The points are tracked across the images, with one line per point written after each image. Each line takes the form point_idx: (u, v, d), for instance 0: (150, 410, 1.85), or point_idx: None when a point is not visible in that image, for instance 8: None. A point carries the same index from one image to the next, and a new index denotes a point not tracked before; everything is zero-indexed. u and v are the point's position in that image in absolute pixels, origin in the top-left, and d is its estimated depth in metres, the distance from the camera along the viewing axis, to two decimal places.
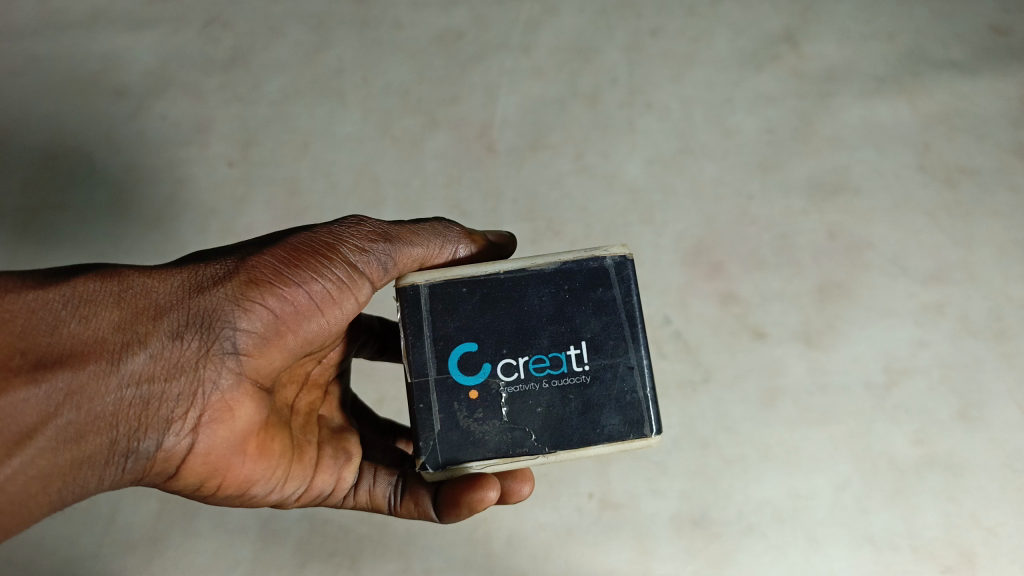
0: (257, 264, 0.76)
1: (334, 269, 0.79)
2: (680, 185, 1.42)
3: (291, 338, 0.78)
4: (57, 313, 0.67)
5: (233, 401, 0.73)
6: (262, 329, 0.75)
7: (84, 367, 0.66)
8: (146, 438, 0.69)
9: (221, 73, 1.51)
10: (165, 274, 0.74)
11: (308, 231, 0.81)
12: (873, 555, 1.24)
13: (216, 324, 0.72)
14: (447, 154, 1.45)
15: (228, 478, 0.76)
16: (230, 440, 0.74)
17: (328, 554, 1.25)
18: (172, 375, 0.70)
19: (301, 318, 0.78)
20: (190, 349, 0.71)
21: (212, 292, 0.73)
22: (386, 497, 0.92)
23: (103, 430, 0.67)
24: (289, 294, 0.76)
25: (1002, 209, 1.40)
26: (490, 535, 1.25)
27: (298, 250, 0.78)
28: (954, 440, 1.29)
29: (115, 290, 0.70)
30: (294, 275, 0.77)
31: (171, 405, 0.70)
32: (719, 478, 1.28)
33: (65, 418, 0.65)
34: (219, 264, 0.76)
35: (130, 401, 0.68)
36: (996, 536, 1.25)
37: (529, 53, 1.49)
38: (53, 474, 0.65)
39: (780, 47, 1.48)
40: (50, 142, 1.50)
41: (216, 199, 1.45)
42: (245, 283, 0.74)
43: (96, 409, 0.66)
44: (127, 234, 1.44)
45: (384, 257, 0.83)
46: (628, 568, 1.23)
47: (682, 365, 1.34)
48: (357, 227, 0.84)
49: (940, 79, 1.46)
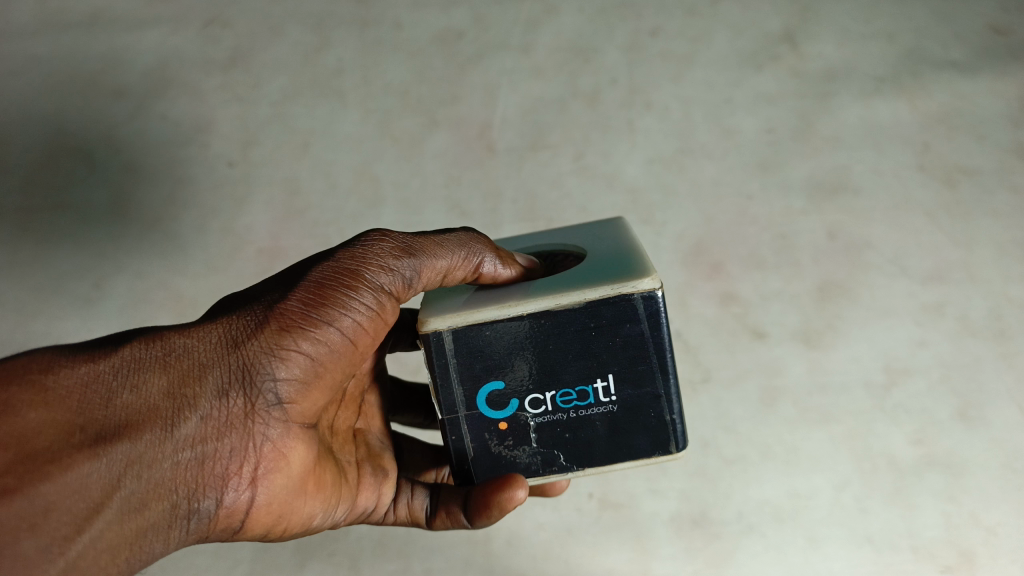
0: (286, 309, 0.71)
1: (362, 301, 0.74)
2: (679, 185, 1.43)
3: (332, 377, 0.75)
4: (109, 385, 0.65)
5: (284, 448, 0.72)
6: (302, 374, 0.72)
7: (141, 436, 0.64)
8: (205, 498, 0.68)
9: (221, 73, 1.51)
10: (201, 329, 0.71)
11: (331, 260, 0.75)
12: (872, 555, 1.25)
13: (259, 376, 0.69)
14: (447, 154, 1.45)
15: (289, 520, 0.76)
16: (288, 484, 0.74)
17: (328, 554, 1.25)
18: (222, 433, 0.68)
19: (340, 357, 0.75)
20: (238, 405, 0.69)
21: (248, 343, 0.70)
22: (424, 511, 0.92)
23: (164, 496, 0.66)
24: (323, 336, 0.72)
25: (1001, 209, 1.40)
26: (490, 534, 1.25)
27: (323, 286, 0.73)
28: (954, 440, 1.29)
29: (157, 354, 0.68)
30: (325, 316, 0.72)
31: (227, 461, 0.69)
32: (719, 478, 1.28)
33: (128, 489, 0.63)
34: (250, 312, 0.72)
35: (186, 465, 0.66)
36: (995, 536, 1.25)
37: (529, 53, 1.49)
38: (122, 545, 0.64)
39: (780, 47, 1.48)
40: (50, 142, 1.50)
41: (218, 199, 1.46)
42: (278, 330, 0.70)
43: (156, 476, 0.65)
44: (126, 235, 1.45)
45: (410, 274, 0.77)
46: (628, 568, 1.24)
47: (681, 365, 1.35)
48: (380, 246, 0.76)
49: (941, 78, 1.45)
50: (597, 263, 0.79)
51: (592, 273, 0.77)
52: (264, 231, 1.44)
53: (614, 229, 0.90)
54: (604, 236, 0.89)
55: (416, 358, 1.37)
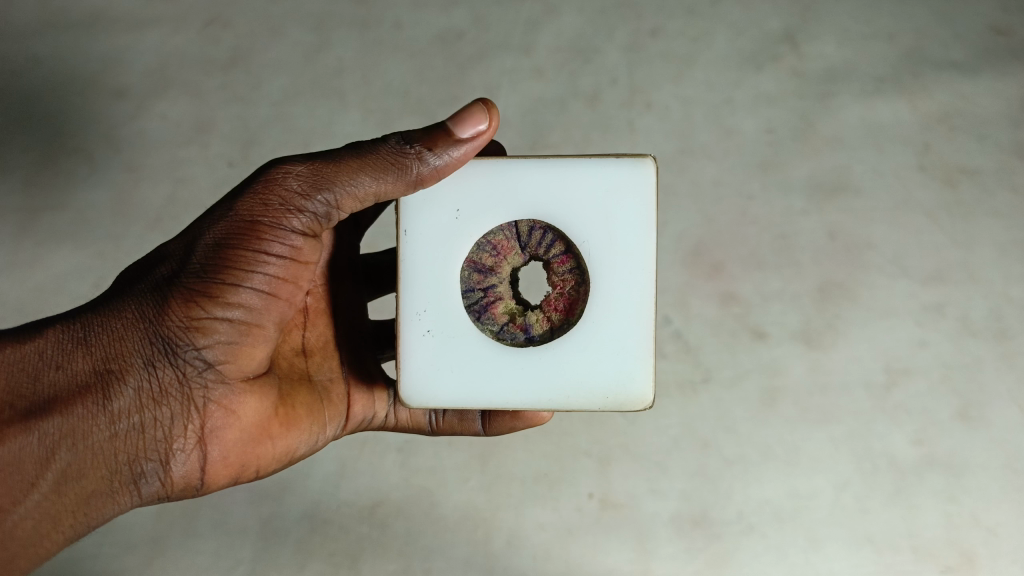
0: (194, 279, 0.76)
1: (273, 257, 0.78)
2: (680, 186, 1.43)
3: (265, 327, 0.80)
4: (37, 367, 0.74)
5: (226, 402, 0.79)
6: (226, 338, 0.78)
7: (72, 411, 0.73)
8: (148, 460, 0.77)
9: (220, 73, 1.50)
10: (121, 307, 0.77)
11: (229, 216, 0.77)
12: (872, 555, 1.27)
13: (180, 348, 0.76)
14: None
15: (257, 462, 0.85)
16: (241, 436, 0.81)
17: (328, 553, 1.25)
18: (155, 401, 0.76)
19: (266, 308, 0.79)
20: (165, 374, 0.76)
21: (162, 316, 0.76)
22: (426, 417, 1.01)
23: (104, 461, 0.75)
24: (239, 299, 0.77)
25: (1002, 210, 1.40)
26: (490, 535, 1.24)
27: (228, 249, 0.76)
28: (954, 440, 1.30)
29: (78, 337, 0.76)
30: (234, 280, 0.77)
31: (166, 425, 0.77)
32: (719, 478, 1.28)
33: (64, 460, 0.73)
34: (163, 279, 0.78)
35: (124, 434, 0.75)
36: (995, 536, 1.28)
37: (530, 53, 1.48)
38: (67, 511, 0.74)
39: (780, 48, 1.46)
40: (51, 143, 1.49)
41: (218, 199, 1.46)
42: (189, 300, 0.76)
43: (91, 445, 0.74)
44: (127, 235, 1.47)
45: (324, 207, 0.79)
46: (629, 568, 1.25)
47: (680, 365, 1.34)
48: (284, 184, 0.78)
49: (939, 80, 1.45)
50: (593, 349, 0.81)
51: (585, 368, 0.82)
52: None
53: (636, 200, 0.81)
54: (624, 224, 0.81)
55: None
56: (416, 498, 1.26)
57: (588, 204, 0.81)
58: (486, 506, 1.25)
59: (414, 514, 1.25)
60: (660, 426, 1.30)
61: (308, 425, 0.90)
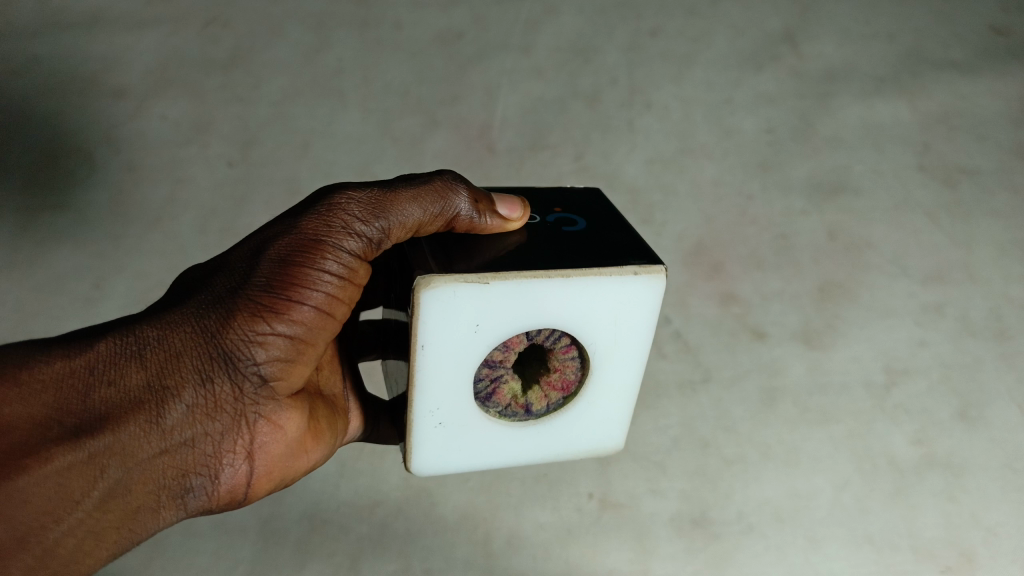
0: (255, 291, 0.69)
1: (331, 270, 0.72)
2: (679, 185, 1.46)
3: (319, 343, 0.74)
4: (87, 378, 0.65)
5: (276, 419, 0.73)
6: (284, 353, 0.71)
7: (124, 426, 0.64)
8: (196, 476, 0.69)
9: (220, 72, 1.48)
10: (173, 316, 0.70)
11: (293, 230, 0.72)
12: (872, 555, 1.23)
13: (240, 360, 0.69)
14: (448, 154, 1.50)
15: (290, 478, 0.79)
16: (285, 451, 0.75)
17: (327, 555, 1.22)
18: (209, 416, 0.68)
19: (323, 327, 0.73)
20: (223, 388, 0.69)
21: (225, 326, 0.68)
22: None
23: (150, 480, 0.66)
24: (298, 313, 0.70)
25: (1002, 209, 1.42)
26: (490, 534, 1.23)
27: (292, 262, 0.71)
28: (954, 440, 1.29)
29: (133, 349, 0.67)
30: (296, 292, 0.70)
31: (217, 441, 0.69)
32: (719, 478, 1.28)
33: (113, 477, 0.64)
34: (217, 293, 0.71)
35: (175, 450, 0.67)
36: (995, 536, 1.24)
37: (529, 53, 1.48)
38: (110, 528, 0.65)
39: (780, 48, 1.46)
40: (51, 142, 1.47)
41: (218, 199, 1.50)
42: (254, 314, 0.69)
43: (142, 462, 0.65)
44: (127, 235, 1.49)
45: (378, 234, 0.75)
46: (628, 568, 1.21)
47: (682, 365, 1.34)
48: (346, 209, 0.74)
49: (941, 80, 1.45)
50: (587, 422, 0.87)
51: (577, 436, 0.88)
52: None
53: (646, 310, 0.78)
54: (627, 327, 0.79)
55: None
56: (416, 498, 1.26)
57: (594, 316, 0.77)
58: (486, 505, 1.25)
59: (414, 514, 1.25)
60: (659, 425, 1.31)
61: (331, 442, 0.85)
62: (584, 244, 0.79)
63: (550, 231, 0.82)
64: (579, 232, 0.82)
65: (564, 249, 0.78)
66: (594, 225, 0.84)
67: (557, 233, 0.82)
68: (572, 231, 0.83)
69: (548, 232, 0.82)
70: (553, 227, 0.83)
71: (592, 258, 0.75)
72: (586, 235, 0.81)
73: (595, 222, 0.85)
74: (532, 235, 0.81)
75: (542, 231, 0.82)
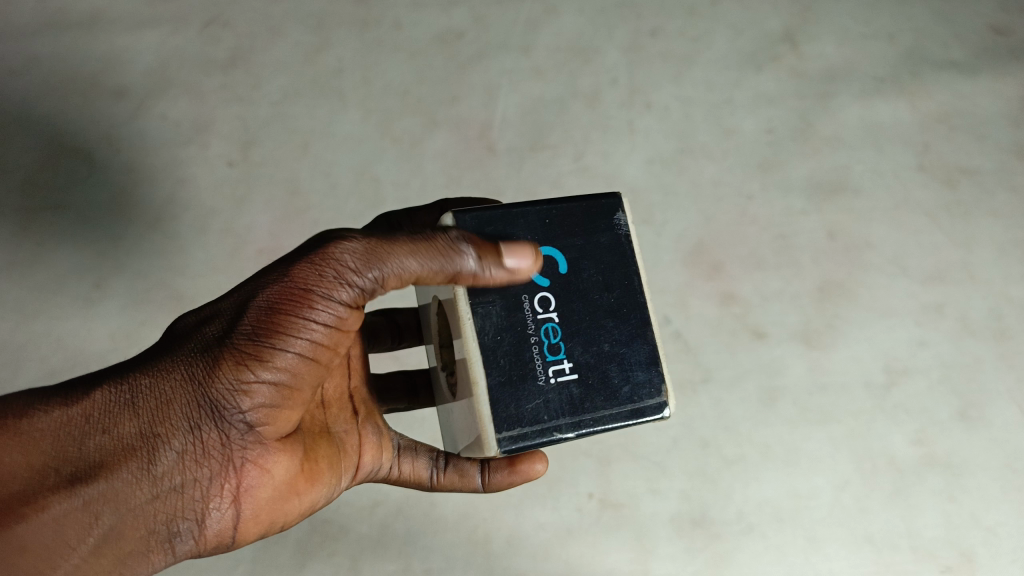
0: (239, 339, 0.67)
1: (318, 315, 0.68)
2: (680, 185, 1.44)
3: (306, 389, 0.71)
4: (80, 428, 0.64)
5: (266, 463, 0.70)
6: (269, 400, 0.68)
7: (115, 474, 0.63)
8: (183, 521, 0.66)
9: (221, 73, 1.51)
10: (168, 363, 0.68)
11: (281, 278, 0.68)
12: (872, 555, 1.23)
13: (225, 409, 0.67)
14: (448, 154, 1.45)
15: (285, 518, 0.75)
16: (276, 495, 0.72)
17: (328, 554, 1.22)
18: (200, 464, 0.66)
19: (311, 372, 0.70)
20: (211, 436, 0.67)
21: (211, 376, 0.66)
22: (427, 470, 0.91)
23: (140, 527, 0.64)
24: (279, 361, 0.67)
25: (1002, 209, 1.43)
26: (490, 535, 1.23)
27: (275, 310, 0.67)
28: (954, 440, 1.29)
29: (125, 396, 0.66)
30: (278, 339, 0.67)
31: (205, 487, 0.67)
32: (719, 478, 1.26)
33: (106, 525, 0.63)
34: (209, 341, 0.68)
35: (164, 497, 0.65)
36: (996, 536, 1.23)
37: (529, 53, 1.53)
38: (104, 573, 0.64)
39: (779, 48, 1.55)
40: (51, 143, 1.46)
41: (218, 199, 1.42)
42: (238, 362, 0.66)
43: (132, 509, 0.64)
44: (127, 234, 1.40)
45: (372, 279, 0.69)
46: (628, 568, 1.21)
47: (681, 365, 1.33)
48: (340, 256, 0.68)
49: (941, 80, 1.52)
50: None
51: None
52: (266, 232, 1.40)
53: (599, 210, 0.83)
54: None
55: (417, 356, 1.35)
56: (415, 498, 1.25)
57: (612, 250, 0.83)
58: (485, 506, 1.25)
59: (414, 514, 1.24)
60: (660, 426, 1.29)
61: (331, 477, 0.79)
62: (590, 254, 0.77)
63: (564, 286, 0.76)
64: (570, 265, 0.77)
65: (598, 280, 0.77)
66: (553, 241, 0.77)
67: (565, 284, 0.76)
68: (567, 270, 0.76)
69: (558, 293, 0.76)
70: (556, 284, 0.76)
71: (611, 256, 0.78)
72: (576, 254, 0.77)
73: (547, 236, 0.77)
74: (574, 306, 0.76)
75: (568, 305, 0.76)
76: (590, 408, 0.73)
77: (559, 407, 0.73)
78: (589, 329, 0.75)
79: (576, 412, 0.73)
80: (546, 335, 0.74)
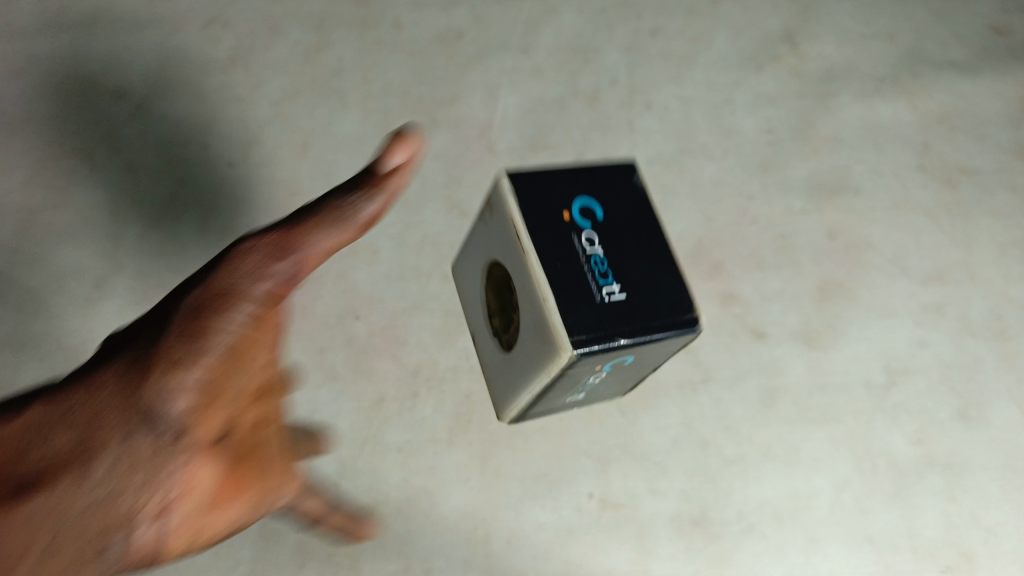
0: (160, 348, 0.69)
1: (238, 313, 0.73)
2: (680, 185, 1.44)
3: (227, 392, 0.74)
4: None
5: (194, 473, 0.70)
6: (196, 403, 0.70)
7: (35, 488, 0.62)
8: (113, 538, 0.65)
9: (221, 73, 1.52)
10: (83, 381, 0.68)
11: (197, 285, 0.73)
12: (873, 555, 1.22)
13: (151, 420, 0.68)
14: (447, 153, 1.45)
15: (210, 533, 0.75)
16: (198, 505, 0.72)
17: (328, 555, 1.19)
18: (129, 476, 0.66)
19: (227, 373, 0.73)
20: (139, 450, 0.67)
21: (132, 387, 0.67)
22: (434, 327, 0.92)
23: (65, 542, 0.62)
24: (204, 363, 0.70)
25: (1001, 209, 1.44)
26: (490, 534, 1.21)
27: (194, 315, 0.71)
28: (954, 441, 1.29)
29: (40, 412, 0.66)
30: (202, 343, 0.70)
31: (133, 501, 0.66)
32: (719, 477, 1.26)
33: (20, 540, 0.61)
34: (130, 354, 0.69)
35: (92, 508, 0.64)
36: (996, 536, 1.23)
37: (529, 54, 1.54)
38: None
39: (780, 48, 1.56)
40: (51, 143, 1.46)
41: (217, 198, 1.42)
42: (159, 369, 0.68)
43: (55, 524, 0.62)
44: (127, 234, 1.39)
45: (286, 272, 0.76)
46: (628, 568, 1.20)
47: (681, 365, 1.32)
48: (250, 255, 0.75)
49: (940, 80, 1.53)
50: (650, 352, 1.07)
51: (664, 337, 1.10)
52: None
53: None
54: None
55: (416, 356, 1.30)
56: (415, 498, 1.22)
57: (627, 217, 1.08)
58: (486, 505, 1.22)
59: (415, 514, 1.21)
60: (660, 425, 1.28)
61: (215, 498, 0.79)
62: (617, 203, 1.02)
63: (602, 227, 0.99)
64: (603, 211, 1.00)
65: (627, 220, 1.00)
66: (588, 194, 1.01)
67: (603, 224, 0.99)
68: (601, 214, 1.00)
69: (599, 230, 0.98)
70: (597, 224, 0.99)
71: (632, 204, 1.03)
72: (608, 203, 1.02)
73: (583, 190, 1.01)
74: (611, 240, 0.98)
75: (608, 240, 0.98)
76: (641, 317, 0.92)
77: (616, 317, 0.92)
78: (628, 258, 0.97)
79: (630, 321, 0.92)
80: (596, 265, 0.95)
